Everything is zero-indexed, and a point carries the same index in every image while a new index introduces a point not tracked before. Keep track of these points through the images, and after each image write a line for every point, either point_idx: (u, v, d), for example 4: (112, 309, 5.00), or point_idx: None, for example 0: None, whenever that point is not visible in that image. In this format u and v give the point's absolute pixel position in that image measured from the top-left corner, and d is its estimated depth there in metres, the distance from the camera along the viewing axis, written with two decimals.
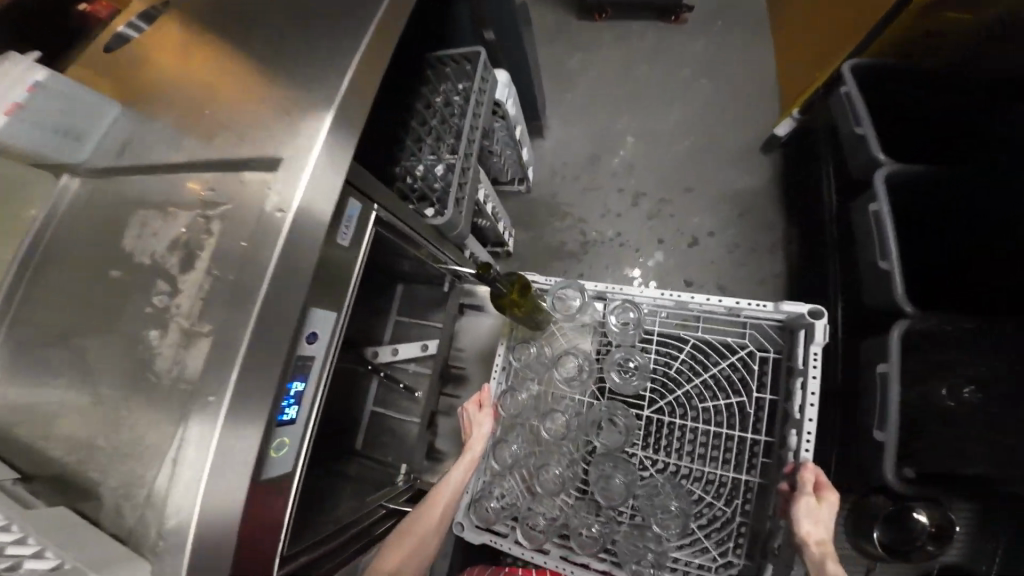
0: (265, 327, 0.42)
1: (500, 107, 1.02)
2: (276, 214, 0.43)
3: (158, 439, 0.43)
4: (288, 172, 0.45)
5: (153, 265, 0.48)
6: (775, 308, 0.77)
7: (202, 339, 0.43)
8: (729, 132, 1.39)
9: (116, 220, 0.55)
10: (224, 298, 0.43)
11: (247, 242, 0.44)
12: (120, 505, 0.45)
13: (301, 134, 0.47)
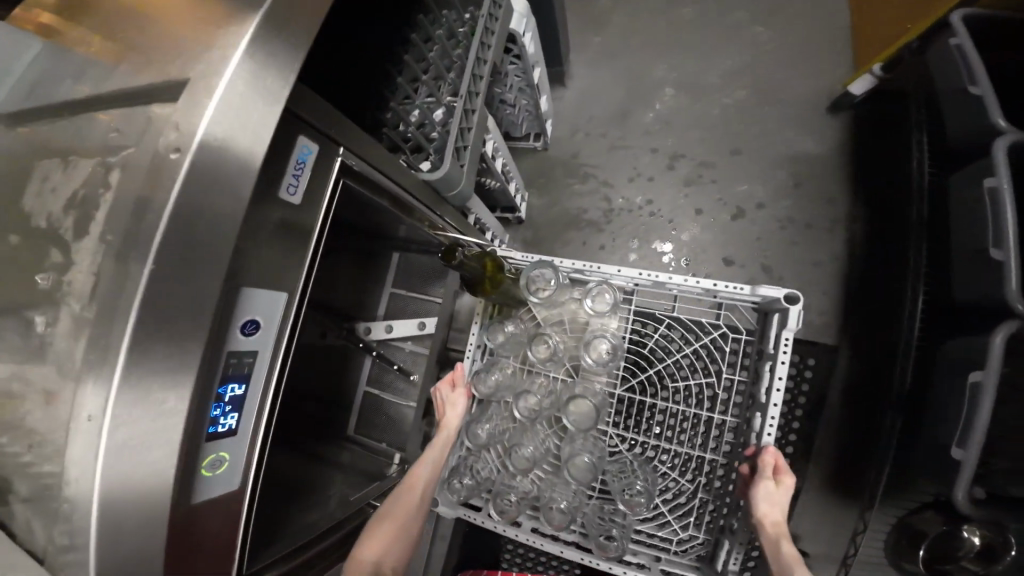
0: (169, 317, 0.31)
1: (515, 43, 0.85)
2: (169, 155, 0.31)
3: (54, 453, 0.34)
4: (198, 97, 0.32)
5: (50, 229, 0.37)
6: (749, 292, 0.63)
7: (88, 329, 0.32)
8: (790, 83, 1.17)
9: (22, 170, 0.44)
10: (111, 275, 0.31)
11: (143, 197, 0.32)
12: (31, 521, 0.38)
13: (220, 45, 0.33)
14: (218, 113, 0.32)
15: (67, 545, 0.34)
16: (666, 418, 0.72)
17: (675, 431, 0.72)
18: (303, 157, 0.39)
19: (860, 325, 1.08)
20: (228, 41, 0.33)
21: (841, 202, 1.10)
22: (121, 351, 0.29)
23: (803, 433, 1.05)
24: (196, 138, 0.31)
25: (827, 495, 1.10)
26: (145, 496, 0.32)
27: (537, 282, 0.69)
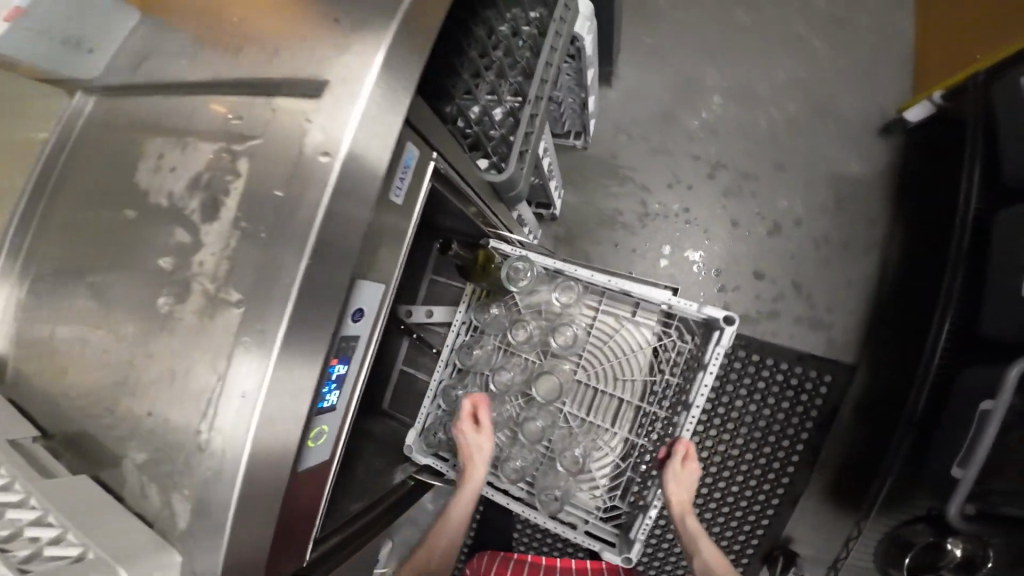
0: (303, 304, 0.34)
1: (577, 43, 0.84)
2: (321, 159, 0.34)
3: (182, 419, 0.38)
4: (342, 103, 0.35)
5: (172, 208, 0.40)
6: (695, 310, 0.68)
7: (229, 310, 0.36)
8: (838, 102, 1.18)
9: (138, 149, 0.47)
10: (254, 265, 0.35)
11: (283, 193, 0.35)
12: (146, 481, 0.42)
13: (354, 50, 0.36)
14: (359, 122, 0.35)
15: (191, 499, 0.38)
16: (606, 403, 0.77)
17: (614, 418, 0.77)
18: (408, 162, 0.42)
19: (886, 346, 1.11)
20: (364, 51, 0.35)
21: (881, 225, 1.13)
22: (279, 329, 0.34)
23: (809, 443, 1.11)
24: (345, 146, 0.34)
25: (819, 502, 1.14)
26: (270, 462, 0.37)
27: (518, 273, 0.74)
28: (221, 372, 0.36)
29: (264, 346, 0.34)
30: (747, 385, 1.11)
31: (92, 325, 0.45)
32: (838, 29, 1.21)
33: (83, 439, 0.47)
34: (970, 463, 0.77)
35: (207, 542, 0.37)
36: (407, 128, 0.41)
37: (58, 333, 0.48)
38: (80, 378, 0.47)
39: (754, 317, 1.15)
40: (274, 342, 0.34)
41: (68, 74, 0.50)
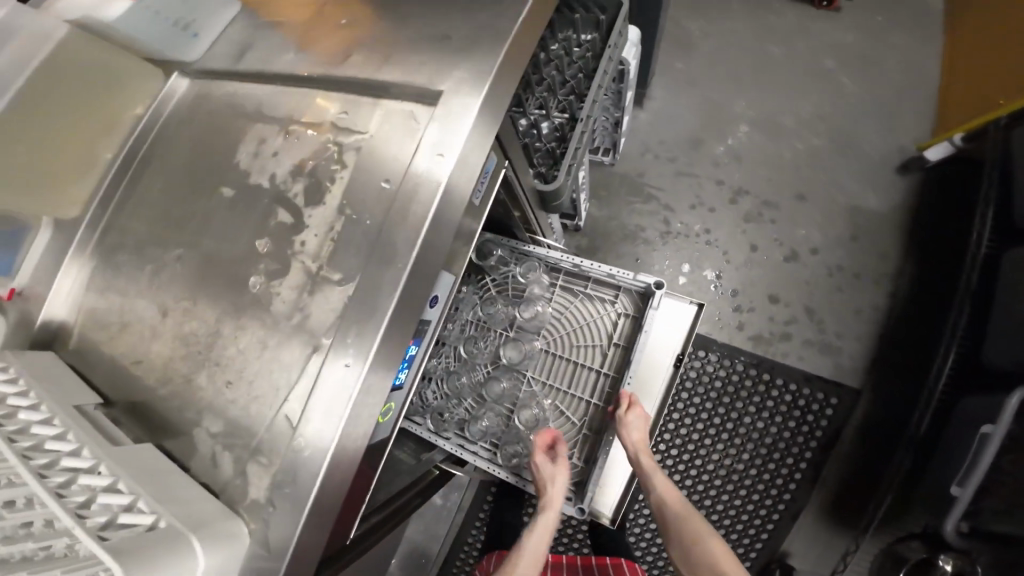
0: (408, 292, 0.37)
1: (623, 68, 0.90)
2: (436, 158, 0.38)
3: (271, 390, 0.40)
4: (454, 112, 0.39)
5: (273, 190, 0.43)
6: (632, 277, 0.76)
7: (330, 287, 0.39)
8: (857, 140, 1.25)
9: (237, 136, 0.50)
10: (362, 247, 0.38)
11: (391, 185, 0.39)
12: (216, 454, 0.43)
13: (465, 65, 0.41)
14: (469, 132, 0.38)
15: (274, 465, 0.40)
16: (561, 367, 0.81)
17: (570, 381, 0.80)
18: (489, 168, 0.48)
19: (903, 381, 1.12)
20: (474, 68, 0.40)
21: (893, 258, 1.17)
22: (387, 315, 0.37)
23: (814, 463, 1.13)
24: (458, 147, 0.38)
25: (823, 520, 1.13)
26: (355, 440, 0.39)
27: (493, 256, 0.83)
28: (319, 346, 0.39)
29: (368, 327, 0.37)
30: (755, 402, 1.15)
31: (176, 294, 0.47)
32: (857, 76, 1.31)
33: (145, 408, 0.47)
34: (967, 481, 0.84)
35: (284, 512, 0.39)
36: (498, 142, 0.50)
37: (134, 303, 0.50)
38: (147, 348, 0.48)
39: (766, 339, 1.18)
40: (378, 326, 0.37)
41: (168, 53, 0.55)
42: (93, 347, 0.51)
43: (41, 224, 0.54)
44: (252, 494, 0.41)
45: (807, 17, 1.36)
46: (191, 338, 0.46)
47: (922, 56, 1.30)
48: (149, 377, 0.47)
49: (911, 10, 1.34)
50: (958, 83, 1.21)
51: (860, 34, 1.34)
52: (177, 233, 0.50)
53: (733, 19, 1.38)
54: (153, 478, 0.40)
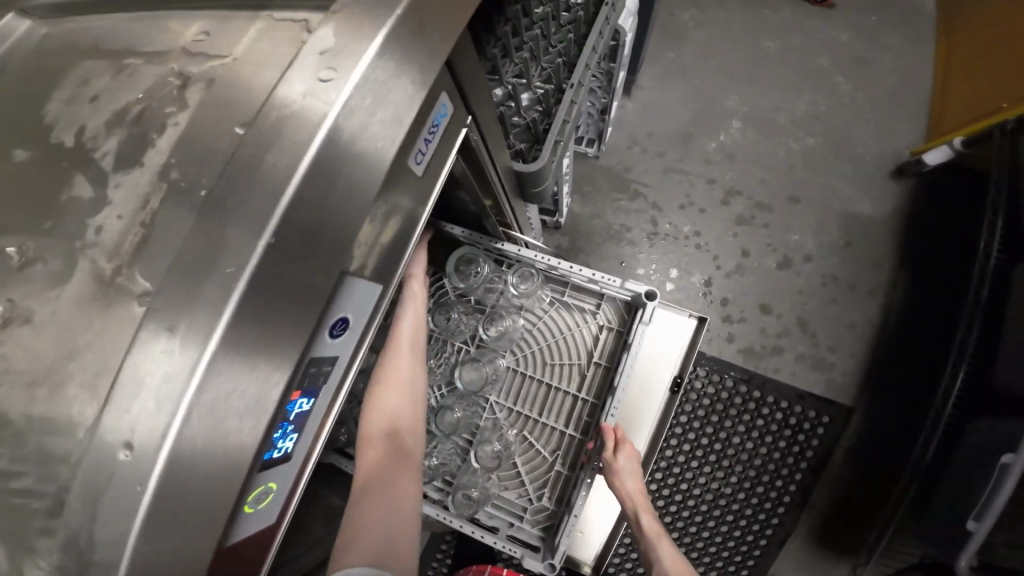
0: (270, 314, 0.23)
1: (617, 42, 0.78)
2: (320, 90, 0.23)
3: (29, 471, 0.24)
4: (355, 24, 0.24)
5: (77, 148, 0.27)
6: (618, 285, 0.63)
7: (135, 305, 0.23)
8: (850, 142, 1.21)
9: (60, 77, 0.33)
10: (185, 240, 0.23)
11: (246, 129, 0.23)
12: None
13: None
14: (382, 48, 0.24)
15: None
16: (530, 389, 0.67)
17: (542, 407, 0.66)
18: (438, 119, 0.34)
19: (897, 397, 1.04)
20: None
21: (887, 268, 1.11)
22: (208, 356, 0.21)
23: (804, 485, 1.02)
24: (358, 78, 0.23)
25: (815, 550, 1.03)
26: (172, 563, 0.23)
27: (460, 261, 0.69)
28: (98, 405, 0.22)
29: (170, 367, 0.21)
30: (745, 421, 1.05)
31: None
32: (848, 78, 1.28)
33: None
34: (985, 515, 0.71)
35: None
36: (448, 67, 0.34)
37: None
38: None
39: (758, 352, 1.08)
40: (196, 370, 0.21)
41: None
42: None
43: None
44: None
45: (804, 13, 1.35)
46: None
47: (915, 63, 1.29)
48: None
49: (905, 12, 1.35)
50: (951, 83, 1.21)
51: (854, 34, 1.33)
52: None
53: (729, 12, 1.35)
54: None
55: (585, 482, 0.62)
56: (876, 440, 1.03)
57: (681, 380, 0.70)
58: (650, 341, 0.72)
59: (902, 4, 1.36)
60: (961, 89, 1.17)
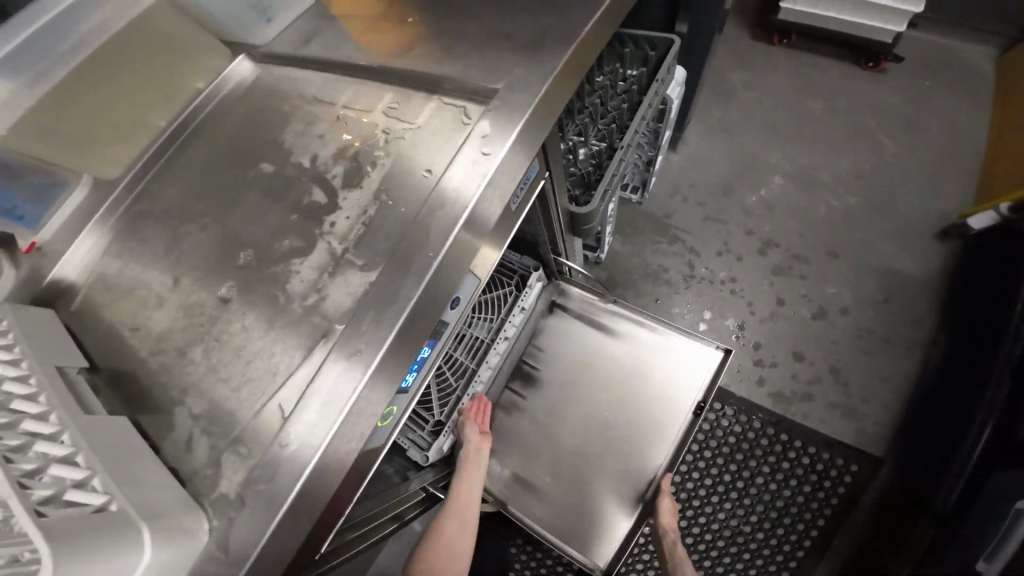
0: (432, 287, 0.36)
1: (665, 109, 0.93)
2: (483, 157, 0.38)
3: (281, 371, 0.39)
4: (507, 112, 0.39)
5: (314, 169, 0.43)
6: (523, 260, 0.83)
7: (353, 271, 0.38)
8: (894, 202, 1.27)
9: (283, 121, 0.50)
10: (393, 237, 0.38)
11: (432, 175, 0.39)
12: (193, 437, 0.41)
13: (524, 66, 0.41)
14: (519, 135, 0.38)
15: (254, 453, 0.38)
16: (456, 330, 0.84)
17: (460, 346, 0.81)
18: (530, 175, 0.47)
19: None
20: (534, 66, 0.41)
21: (926, 326, 1.13)
22: (408, 304, 0.36)
23: (826, 531, 1.03)
24: (507, 147, 0.38)
25: None
26: (350, 437, 0.36)
27: None
28: (333, 336, 0.38)
29: (387, 313, 0.36)
30: (770, 462, 1.07)
31: (182, 269, 0.47)
32: (896, 140, 1.35)
33: (134, 383, 0.44)
34: (996, 555, 0.71)
35: (253, 513, 0.36)
36: (541, 154, 0.50)
37: (141, 274, 0.50)
38: (154, 320, 0.46)
39: (788, 397, 1.12)
40: (401, 325, 0.35)
41: (242, 38, 0.59)
42: (90, 313, 0.50)
43: (78, 181, 0.56)
44: (221, 489, 0.38)
45: (853, 74, 1.44)
46: (202, 312, 0.44)
47: (968, 129, 1.34)
48: (139, 348, 0.46)
49: (959, 75, 1.41)
50: (1005, 151, 1.24)
51: (905, 96, 1.40)
52: (206, 207, 0.49)
53: (776, 75, 1.47)
54: (108, 449, 0.37)
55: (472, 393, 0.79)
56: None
57: (704, 405, 0.77)
58: (676, 361, 0.80)
59: (956, 75, 1.41)
60: (1014, 152, 1.21)
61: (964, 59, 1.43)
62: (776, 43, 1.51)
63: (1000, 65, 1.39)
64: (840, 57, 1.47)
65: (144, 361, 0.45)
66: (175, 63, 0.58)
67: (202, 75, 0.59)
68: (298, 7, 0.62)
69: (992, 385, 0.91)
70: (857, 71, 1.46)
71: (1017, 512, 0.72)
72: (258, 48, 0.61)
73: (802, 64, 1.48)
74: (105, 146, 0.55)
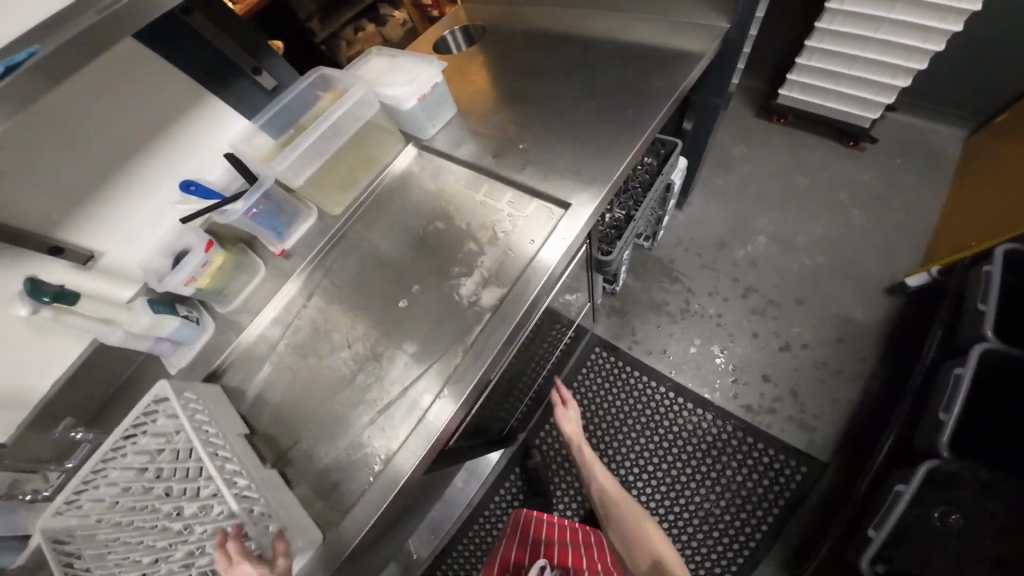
0: (537, 301, 0.77)
1: (671, 187, 1.32)
2: (566, 239, 0.79)
3: (458, 335, 0.81)
4: (579, 216, 0.81)
5: (475, 238, 0.89)
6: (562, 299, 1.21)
7: (496, 289, 0.83)
8: (855, 260, 1.61)
9: (448, 204, 0.95)
10: (512, 274, 0.83)
11: (536, 242, 0.84)
12: (409, 367, 0.81)
13: (587, 194, 0.83)
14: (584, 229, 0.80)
15: (441, 374, 0.79)
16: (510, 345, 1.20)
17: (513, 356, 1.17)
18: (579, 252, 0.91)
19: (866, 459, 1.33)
20: (591, 194, 0.82)
21: (870, 361, 1.45)
22: (524, 305, 0.76)
23: (780, 518, 1.31)
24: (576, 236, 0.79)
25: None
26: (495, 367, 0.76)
27: None
28: (486, 317, 0.81)
29: (513, 311, 0.77)
30: (738, 458, 1.39)
31: (397, 282, 0.90)
32: (863, 209, 1.70)
33: (372, 339, 0.86)
34: (882, 525, 1.01)
35: (442, 402, 0.73)
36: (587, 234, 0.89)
37: (366, 281, 0.93)
38: (380, 305, 0.89)
39: (755, 409, 1.45)
40: (518, 314, 0.75)
41: (417, 131, 0.99)
42: (338, 303, 0.93)
43: (311, 212, 0.99)
44: (427, 395, 0.78)
45: (835, 152, 1.81)
46: (409, 302, 0.87)
47: (928, 201, 1.67)
48: (370, 319, 0.88)
49: (927, 153, 1.74)
50: (948, 222, 1.56)
51: (877, 171, 1.75)
52: (408, 252, 0.93)
53: (770, 149, 1.85)
54: (274, 489, 0.73)
55: (517, 384, 1.16)
56: (847, 495, 1.29)
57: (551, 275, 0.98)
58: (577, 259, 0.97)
59: (925, 157, 1.73)
60: (953, 223, 1.53)
61: (936, 142, 1.75)
62: (775, 121, 1.89)
63: (968, 148, 1.69)
64: (826, 137, 1.83)
65: (376, 327, 0.87)
66: (372, 148, 0.97)
67: (389, 153, 1.00)
68: (449, 112, 1.01)
69: (903, 408, 1.25)
70: (840, 147, 1.82)
71: (897, 492, 1.04)
72: (423, 141, 1.02)
73: (793, 141, 1.86)
74: (336, 194, 0.96)
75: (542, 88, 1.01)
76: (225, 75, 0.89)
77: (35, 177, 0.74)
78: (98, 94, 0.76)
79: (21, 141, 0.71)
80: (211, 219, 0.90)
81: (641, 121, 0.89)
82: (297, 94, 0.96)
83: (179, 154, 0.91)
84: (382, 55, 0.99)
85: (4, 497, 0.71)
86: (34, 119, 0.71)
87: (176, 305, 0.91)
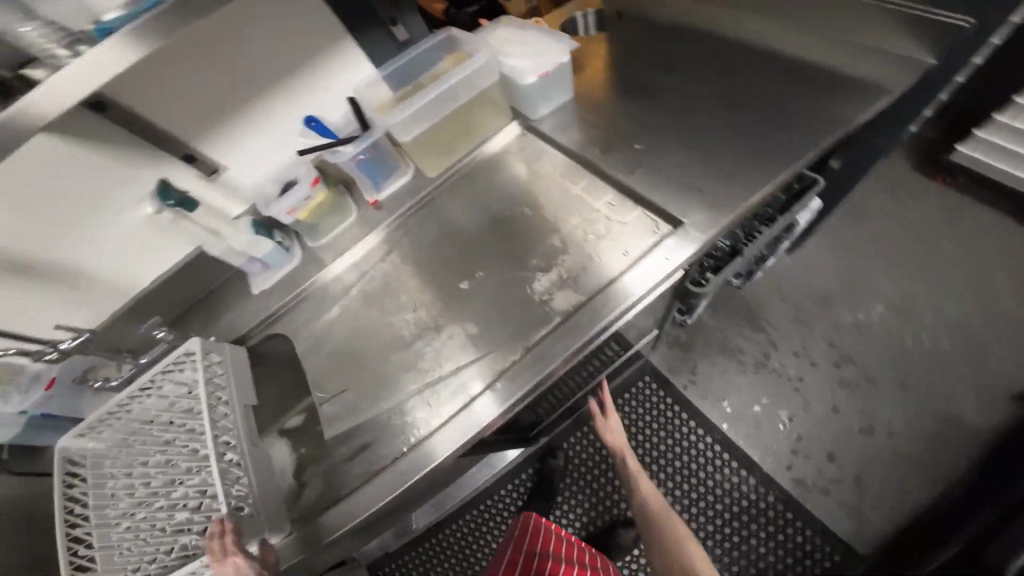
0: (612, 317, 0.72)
1: (790, 227, 1.17)
2: (664, 260, 0.72)
3: (519, 327, 0.78)
4: (683, 238, 0.73)
5: (560, 233, 0.84)
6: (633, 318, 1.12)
7: (571, 292, 0.78)
8: (995, 362, 1.33)
9: (540, 191, 0.91)
10: (590, 280, 0.78)
11: (627, 254, 0.78)
12: (463, 345, 0.80)
13: (700, 216, 0.74)
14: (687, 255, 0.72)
15: (493, 362, 0.77)
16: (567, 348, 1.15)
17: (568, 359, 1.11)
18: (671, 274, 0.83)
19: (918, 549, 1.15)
20: (706, 218, 0.73)
21: None
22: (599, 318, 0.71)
23: None
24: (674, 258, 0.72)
25: None
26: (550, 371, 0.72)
27: None
28: (553, 319, 0.76)
29: (585, 320, 0.72)
30: (768, 530, 1.25)
31: (472, 258, 0.88)
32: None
33: (435, 308, 0.86)
34: None
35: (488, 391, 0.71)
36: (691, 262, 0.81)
37: (443, 249, 0.92)
38: (450, 277, 0.88)
39: (810, 488, 1.28)
40: (591, 325, 0.71)
41: (529, 110, 0.95)
42: (411, 263, 0.93)
43: (407, 168, 1.00)
44: (473, 377, 0.76)
45: (1005, 228, 1.49)
46: (479, 281, 0.85)
47: None
48: (437, 287, 0.88)
49: None
50: None
51: None
52: (488, 229, 0.90)
53: (919, 208, 1.57)
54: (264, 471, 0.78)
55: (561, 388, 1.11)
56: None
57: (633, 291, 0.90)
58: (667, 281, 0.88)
59: None
60: None
61: None
62: (938, 180, 1.59)
63: None
64: (998, 209, 1.51)
65: (442, 297, 0.86)
66: (479, 117, 0.95)
67: (494, 126, 0.97)
68: (566, 96, 0.96)
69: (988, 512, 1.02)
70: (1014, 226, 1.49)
71: None
72: (531, 121, 0.97)
73: (952, 205, 1.55)
74: (434, 157, 0.96)
75: (679, 90, 0.91)
76: (364, 22, 0.91)
77: (184, 87, 0.81)
78: (248, 20, 0.81)
79: (183, 52, 0.78)
80: (321, 157, 0.93)
81: (786, 149, 0.78)
82: (423, 51, 0.96)
83: (308, 90, 0.95)
84: (513, 26, 0.95)
85: (79, 379, 0.82)
86: (192, 35, 0.77)
87: (274, 230, 0.97)
